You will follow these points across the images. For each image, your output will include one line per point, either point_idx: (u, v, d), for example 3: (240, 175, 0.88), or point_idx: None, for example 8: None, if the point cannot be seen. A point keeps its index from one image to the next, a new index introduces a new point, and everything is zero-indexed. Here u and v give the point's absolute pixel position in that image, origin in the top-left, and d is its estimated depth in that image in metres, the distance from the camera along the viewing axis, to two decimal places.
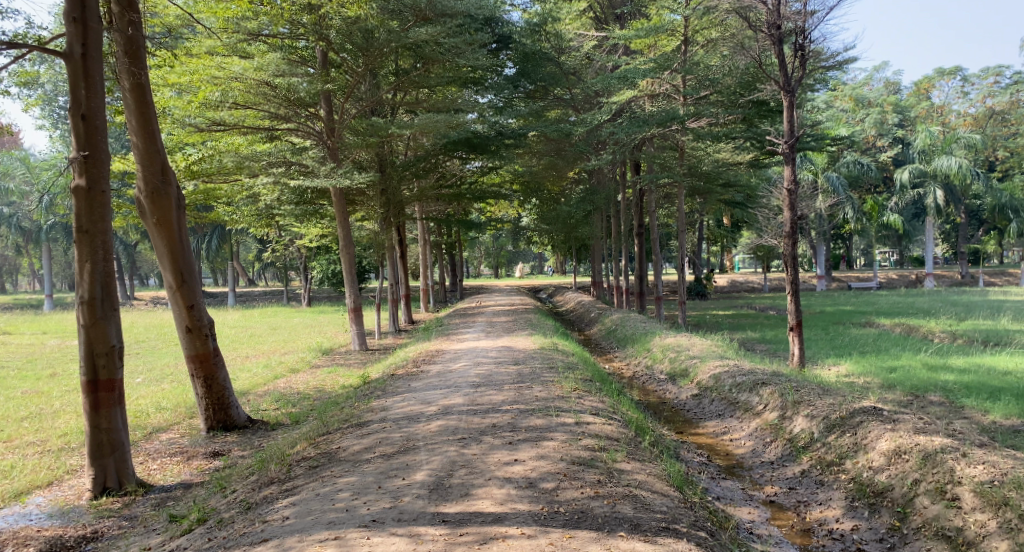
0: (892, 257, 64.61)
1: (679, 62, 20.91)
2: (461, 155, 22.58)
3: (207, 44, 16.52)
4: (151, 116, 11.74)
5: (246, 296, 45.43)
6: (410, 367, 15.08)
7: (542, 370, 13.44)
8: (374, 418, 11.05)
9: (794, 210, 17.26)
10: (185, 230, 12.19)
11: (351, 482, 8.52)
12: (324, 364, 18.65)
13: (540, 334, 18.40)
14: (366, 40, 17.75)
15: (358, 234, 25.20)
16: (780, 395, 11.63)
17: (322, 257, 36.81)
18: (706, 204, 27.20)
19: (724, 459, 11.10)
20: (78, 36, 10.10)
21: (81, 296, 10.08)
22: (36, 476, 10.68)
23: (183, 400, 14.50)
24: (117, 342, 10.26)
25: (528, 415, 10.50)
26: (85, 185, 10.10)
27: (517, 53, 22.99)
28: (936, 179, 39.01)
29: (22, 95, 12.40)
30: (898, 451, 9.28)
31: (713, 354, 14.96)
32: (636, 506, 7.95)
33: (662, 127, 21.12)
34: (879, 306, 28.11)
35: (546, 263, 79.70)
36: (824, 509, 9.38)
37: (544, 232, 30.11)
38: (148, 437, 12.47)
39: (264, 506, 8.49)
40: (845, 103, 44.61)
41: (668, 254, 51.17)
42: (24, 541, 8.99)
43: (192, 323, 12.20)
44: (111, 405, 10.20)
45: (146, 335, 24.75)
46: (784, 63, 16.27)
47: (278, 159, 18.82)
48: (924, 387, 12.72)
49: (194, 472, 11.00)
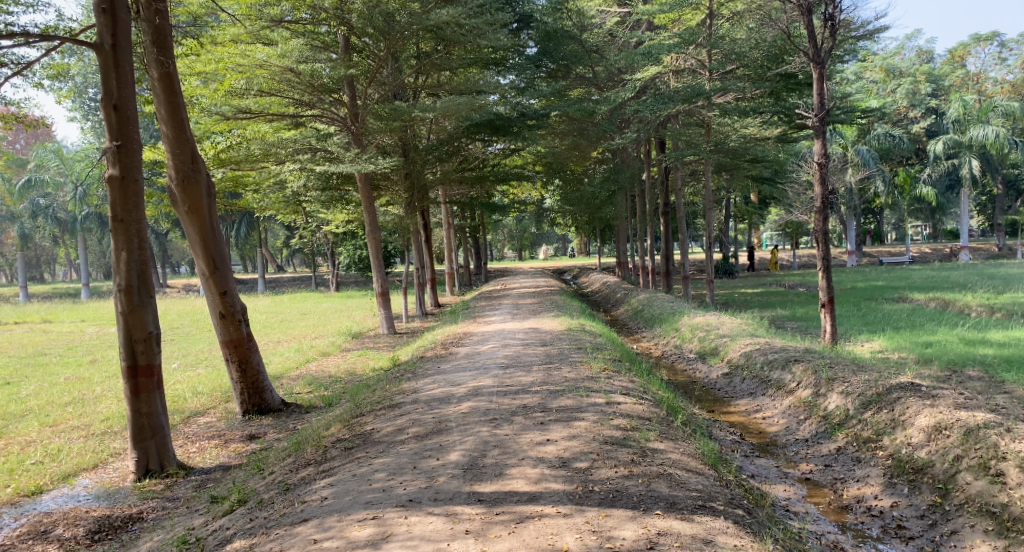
0: (924, 231, 63.89)
1: (704, 36, 20.70)
2: (483, 137, 22.53)
3: (232, 32, 16.78)
4: (180, 105, 11.83)
5: (274, 282, 45.89)
6: (439, 349, 15.18)
7: (570, 351, 13.45)
8: (407, 400, 11.11)
9: (826, 183, 16.97)
10: (216, 218, 12.30)
11: (386, 463, 8.57)
12: (355, 347, 18.81)
13: (567, 315, 18.35)
14: (386, 24, 17.51)
15: (383, 219, 25.27)
16: (813, 372, 11.53)
17: (348, 242, 37.02)
18: (734, 180, 26.88)
19: (757, 436, 11.05)
20: (108, 26, 10.18)
21: (118, 284, 10.23)
22: (82, 458, 10.91)
23: (219, 384, 14.72)
24: (154, 328, 10.40)
25: (558, 395, 10.50)
26: (118, 174, 10.21)
27: (539, 32, 22.79)
28: (971, 150, 38.25)
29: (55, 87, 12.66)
30: (938, 427, 9.13)
31: (743, 332, 14.83)
32: (671, 484, 7.92)
33: (688, 104, 20.87)
34: (912, 281, 27.66)
35: (570, 244, 79.62)
36: (861, 486, 9.29)
37: (568, 213, 29.98)
38: (186, 421, 12.67)
39: (302, 487, 8.57)
40: (876, 73, 43.85)
41: (694, 232, 50.84)
42: (73, 522, 9.22)
43: (225, 310, 12.35)
44: (150, 390, 10.37)
45: (180, 322, 25.08)
46: (813, 34, 16.01)
47: (302, 145, 18.93)
48: (962, 361, 12.58)
49: (232, 455, 11.16)
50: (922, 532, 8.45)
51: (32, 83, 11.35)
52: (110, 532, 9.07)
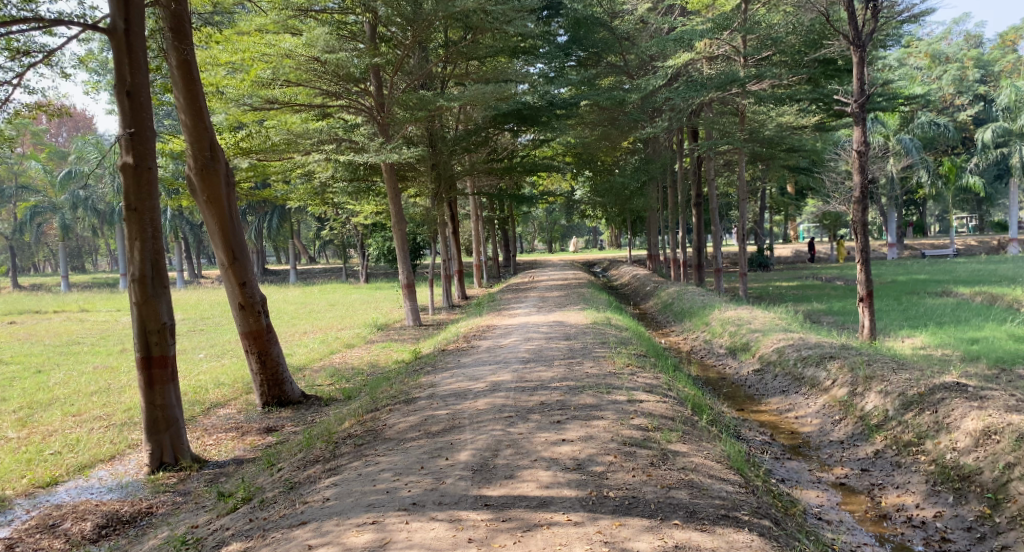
0: (969, 222, 62.32)
1: (739, 21, 20.00)
2: (512, 128, 22.08)
3: (257, 22, 16.69)
4: (199, 92, 11.53)
5: (307, 274, 45.93)
6: (462, 341, 14.81)
7: (593, 345, 12.99)
8: (423, 395, 10.76)
9: (866, 172, 16.26)
10: (235, 208, 12.03)
11: (393, 462, 8.21)
12: (379, 339, 18.52)
13: (594, 308, 17.91)
14: (413, 13, 17.11)
15: (410, 210, 24.99)
16: (850, 370, 10.97)
17: (378, 234, 36.69)
18: (769, 171, 26.17)
19: (789, 437, 10.49)
20: (121, 10, 9.88)
21: (131, 274, 9.97)
22: (99, 449, 10.71)
23: (241, 375, 14.51)
24: (169, 319, 10.15)
25: (579, 392, 10.05)
26: (131, 162, 9.94)
27: (568, 19, 22.37)
28: (1021, 138, 37.08)
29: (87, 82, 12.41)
30: (987, 432, 8.53)
31: (776, 327, 14.23)
32: (693, 492, 7.44)
33: (721, 92, 20.25)
34: (956, 274, 26.74)
35: (602, 237, 78.87)
36: (901, 494, 8.69)
37: (598, 205, 29.39)
38: (206, 412, 12.43)
39: (306, 486, 8.25)
40: (920, 59, 43.27)
41: (729, 223, 49.99)
42: (82, 516, 8.97)
43: (245, 300, 12.09)
44: (164, 382, 10.12)
45: (210, 312, 25.01)
46: (854, 17, 15.35)
47: (329, 136, 18.55)
48: (1011, 359, 12.02)
49: (247, 448, 10.88)
50: (969, 545, 7.83)
51: (59, 73, 11.07)
52: (118, 527, 8.81)
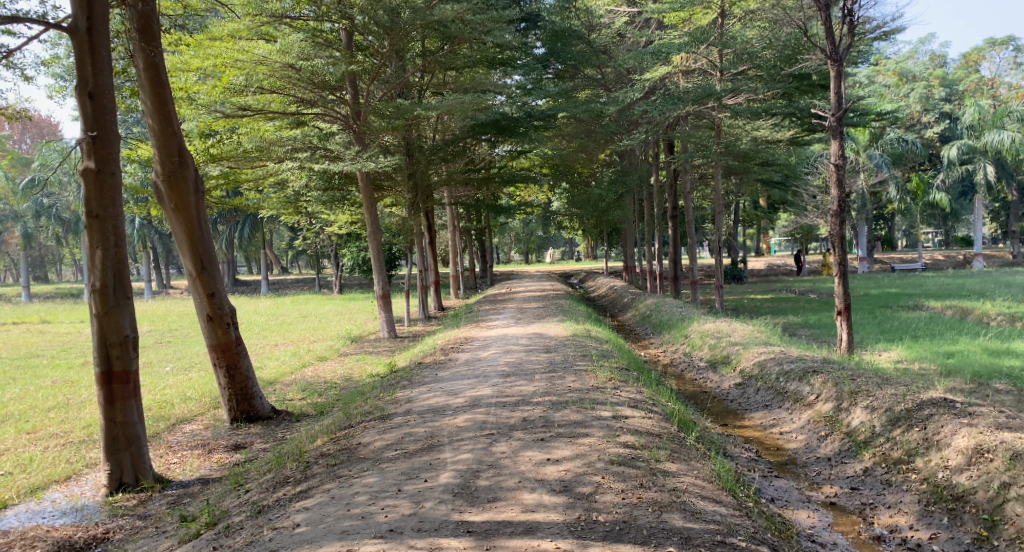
0: (936, 237, 63.31)
1: (715, 35, 19.91)
2: (489, 138, 21.81)
3: (230, 28, 16.27)
4: (167, 96, 11.09)
5: (278, 284, 45.24)
6: (439, 354, 14.43)
7: (574, 358, 12.68)
8: (399, 411, 10.37)
9: (844, 186, 16.18)
10: (205, 216, 11.58)
11: (369, 484, 7.82)
12: (353, 352, 18.08)
13: (572, 320, 17.62)
14: (391, 21, 16.73)
15: (386, 220, 24.57)
16: (834, 384, 10.76)
17: (352, 244, 36.17)
18: (743, 184, 26.11)
19: (775, 454, 10.26)
20: (84, 8, 9.44)
21: (92, 284, 9.51)
22: (53, 470, 10.17)
23: (209, 389, 14.00)
24: (131, 331, 9.68)
25: (562, 407, 9.73)
26: (93, 167, 9.48)
27: (547, 32, 22.29)
28: (986, 155, 37.63)
29: (50, 86, 11.95)
30: (979, 450, 8.34)
31: (756, 340, 14.05)
32: (685, 515, 7.14)
33: (698, 105, 20.19)
34: (927, 288, 26.87)
35: (577, 248, 78.91)
36: (893, 514, 8.48)
37: (574, 216, 29.16)
38: (171, 428, 11.92)
39: (276, 510, 7.84)
40: (889, 77, 43.08)
41: (703, 236, 50.08)
42: (31, 543, 8.44)
43: (213, 312, 11.63)
44: (126, 398, 9.64)
45: (178, 324, 24.34)
46: (831, 31, 15.32)
47: (302, 143, 18.09)
48: (988, 374, 11.91)
49: (213, 467, 10.41)
50: None
51: (21, 76, 10.61)
52: None
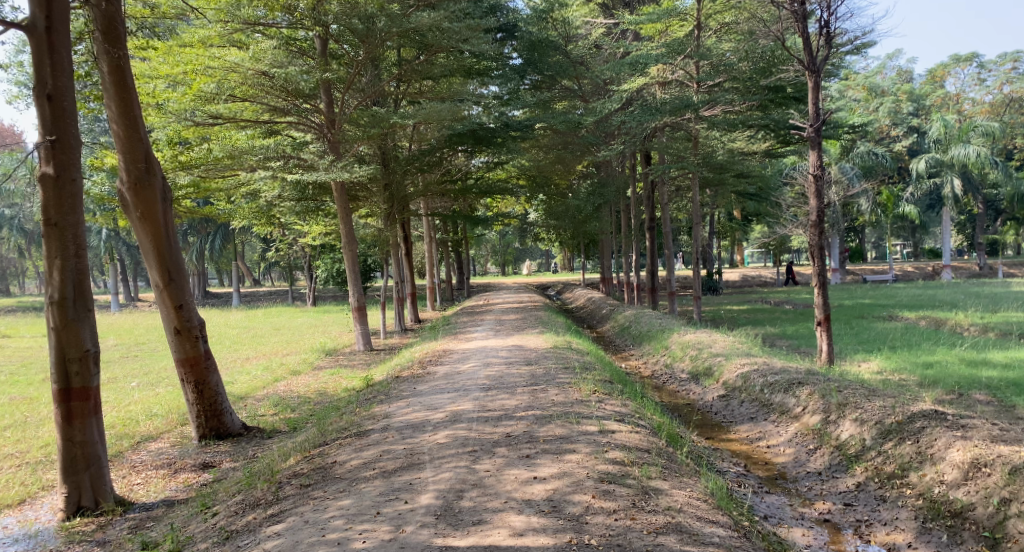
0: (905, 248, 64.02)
1: (692, 47, 19.85)
2: (466, 149, 21.46)
3: (200, 34, 15.80)
4: (132, 100, 10.64)
5: (250, 297, 44.45)
6: (416, 368, 14.02)
7: (556, 371, 12.35)
8: (376, 427, 9.97)
9: (822, 197, 16.01)
10: (172, 224, 11.12)
11: (345, 506, 7.44)
12: (327, 365, 17.61)
13: (551, 331, 17.27)
14: (366, 29, 16.36)
15: (361, 231, 24.12)
16: (821, 396, 10.52)
17: (325, 256, 35.57)
18: (718, 195, 25.95)
19: (765, 469, 9.97)
20: (42, 7, 9.00)
21: (50, 297, 9.03)
22: (6, 493, 9.63)
23: (177, 405, 13.46)
24: (92, 346, 9.20)
25: (546, 422, 9.39)
26: (52, 172, 9.02)
27: (523, 42, 21.86)
28: (952, 169, 38.02)
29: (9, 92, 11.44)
30: (976, 464, 8.14)
31: (738, 351, 13.83)
32: (682, 537, 6.86)
33: (676, 116, 20.07)
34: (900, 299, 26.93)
35: (553, 260, 78.75)
36: (890, 532, 8.25)
37: (552, 227, 28.90)
38: (135, 447, 11.41)
39: (245, 535, 7.43)
40: (858, 92, 43.45)
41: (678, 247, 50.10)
42: None
43: (181, 325, 11.15)
44: (85, 416, 9.15)
45: (146, 337, 23.62)
46: (808, 43, 15.19)
47: (276, 152, 17.57)
48: (967, 384, 11.78)
49: (180, 487, 9.93)
50: None
51: None
52: None
